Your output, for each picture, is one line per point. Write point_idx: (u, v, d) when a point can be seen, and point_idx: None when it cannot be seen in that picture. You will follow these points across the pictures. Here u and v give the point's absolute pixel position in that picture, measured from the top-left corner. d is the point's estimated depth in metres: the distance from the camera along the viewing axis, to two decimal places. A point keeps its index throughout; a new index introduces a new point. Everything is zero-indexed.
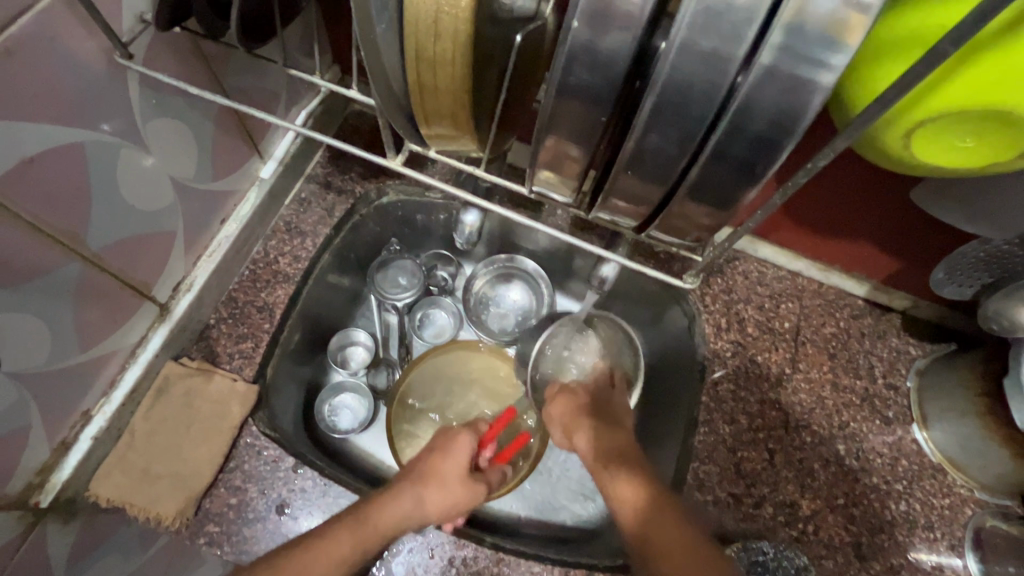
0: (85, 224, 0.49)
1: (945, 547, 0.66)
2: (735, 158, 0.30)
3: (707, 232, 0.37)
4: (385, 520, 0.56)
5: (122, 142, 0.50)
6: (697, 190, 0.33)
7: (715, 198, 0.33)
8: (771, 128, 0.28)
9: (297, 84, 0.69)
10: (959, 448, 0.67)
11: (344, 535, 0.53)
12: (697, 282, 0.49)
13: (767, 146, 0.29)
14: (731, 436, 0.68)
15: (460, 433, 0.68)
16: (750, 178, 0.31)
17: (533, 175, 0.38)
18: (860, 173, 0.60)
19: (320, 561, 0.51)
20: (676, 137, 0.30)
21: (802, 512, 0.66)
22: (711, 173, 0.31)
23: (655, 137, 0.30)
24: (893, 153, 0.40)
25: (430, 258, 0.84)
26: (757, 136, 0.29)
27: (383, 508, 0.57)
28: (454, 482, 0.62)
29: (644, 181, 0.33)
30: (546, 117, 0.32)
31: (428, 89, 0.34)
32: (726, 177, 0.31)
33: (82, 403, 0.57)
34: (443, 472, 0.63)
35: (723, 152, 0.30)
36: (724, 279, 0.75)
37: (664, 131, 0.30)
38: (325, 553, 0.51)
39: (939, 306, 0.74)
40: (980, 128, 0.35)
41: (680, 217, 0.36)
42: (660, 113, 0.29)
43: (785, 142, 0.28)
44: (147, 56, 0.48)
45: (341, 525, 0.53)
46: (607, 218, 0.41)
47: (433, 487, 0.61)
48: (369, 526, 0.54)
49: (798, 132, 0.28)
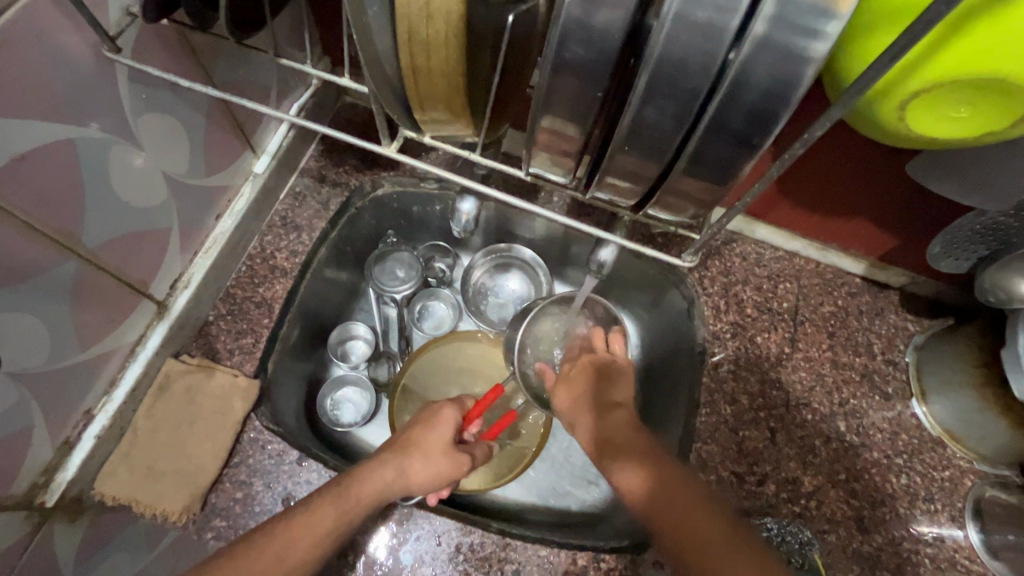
0: (79, 223, 0.49)
1: (946, 518, 0.66)
2: (733, 130, 0.30)
3: (704, 208, 0.37)
4: (367, 491, 0.54)
5: (113, 138, 0.49)
6: (695, 165, 0.32)
7: (715, 172, 0.32)
8: (767, 99, 0.28)
9: (289, 77, 0.69)
10: (957, 419, 0.68)
11: (327, 509, 0.52)
12: (696, 260, 0.48)
13: (764, 118, 0.29)
14: (732, 416, 0.69)
15: (447, 404, 0.63)
16: (748, 151, 0.30)
17: (530, 156, 0.38)
18: (856, 150, 0.60)
19: (300, 542, 0.49)
20: (673, 111, 0.30)
21: (804, 489, 0.66)
22: (709, 146, 0.31)
23: (652, 111, 0.30)
24: (889, 125, 0.39)
25: (427, 249, 0.83)
26: (753, 107, 0.29)
27: (364, 480, 0.55)
28: (439, 454, 0.58)
29: (641, 158, 0.33)
30: (542, 96, 0.31)
31: (421, 71, 0.33)
32: (723, 149, 0.31)
33: (84, 403, 0.57)
34: (427, 444, 0.59)
35: (721, 125, 0.30)
36: (722, 261, 0.76)
37: (661, 105, 0.30)
38: (307, 526, 0.51)
39: (935, 282, 0.74)
40: (978, 93, 0.35)
41: (678, 194, 0.36)
42: (656, 88, 0.29)
43: (781, 112, 0.28)
44: (135, 50, 0.47)
45: (323, 499, 0.52)
46: (605, 197, 0.41)
47: (417, 459, 0.57)
48: (350, 499, 0.53)
49: (792, 102, 0.28)
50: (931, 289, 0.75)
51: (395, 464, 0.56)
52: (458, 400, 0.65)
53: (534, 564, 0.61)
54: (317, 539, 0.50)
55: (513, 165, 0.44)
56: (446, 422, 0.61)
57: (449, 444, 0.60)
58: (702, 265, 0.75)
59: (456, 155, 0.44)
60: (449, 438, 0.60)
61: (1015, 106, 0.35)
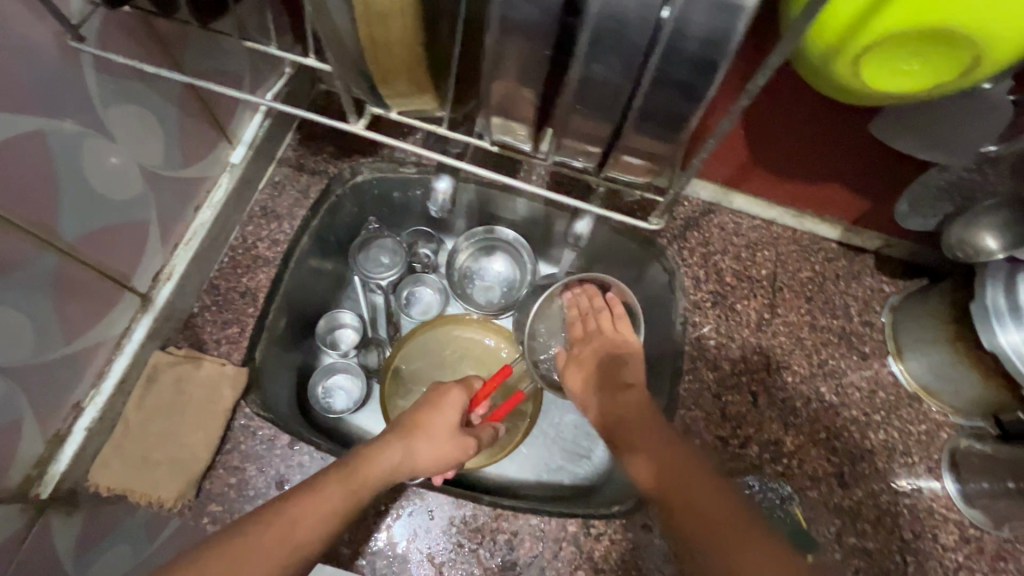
0: (56, 215, 0.49)
1: (923, 470, 0.69)
2: (677, 81, 0.30)
3: (662, 164, 0.38)
4: (374, 472, 0.54)
5: (86, 131, 0.50)
6: (645, 120, 0.33)
7: (666, 125, 0.33)
8: (707, 50, 0.29)
9: (261, 66, 0.68)
10: (933, 375, 0.70)
11: (333, 490, 0.51)
12: (662, 222, 0.47)
13: (706, 68, 0.29)
14: (715, 382, 0.71)
15: (453, 386, 0.64)
16: (694, 102, 0.31)
17: (485, 121, 0.38)
18: (825, 115, 0.61)
19: (305, 522, 0.48)
20: (619, 66, 0.30)
21: (786, 448, 0.68)
22: (657, 98, 0.32)
23: (599, 67, 0.31)
24: (845, 80, 0.40)
25: (411, 235, 0.84)
26: (695, 58, 0.29)
27: (372, 461, 0.55)
28: (446, 435, 0.60)
29: (596, 117, 0.34)
30: (496, 60, 0.32)
31: (381, 44, 0.34)
32: (672, 101, 0.31)
33: (73, 395, 0.58)
34: (434, 425, 0.60)
35: (665, 77, 0.30)
36: (701, 232, 0.77)
37: (607, 61, 0.30)
38: (312, 506, 0.49)
39: (910, 244, 0.76)
40: (924, 45, 0.36)
41: (635, 151, 0.37)
42: (601, 44, 0.30)
43: (721, 62, 0.29)
44: (100, 40, 0.47)
45: (330, 481, 0.52)
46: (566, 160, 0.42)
47: (423, 439, 0.59)
48: (359, 479, 0.53)
49: (730, 52, 0.28)
50: (905, 251, 0.77)
51: (404, 445, 0.57)
52: (464, 382, 0.66)
53: (526, 533, 0.62)
54: (324, 517, 0.49)
55: (480, 137, 0.44)
56: (453, 405, 0.62)
57: (455, 426, 0.61)
58: (681, 237, 0.76)
59: (423, 130, 0.44)
60: (456, 419, 0.62)
61: (962, 54, 0.36)
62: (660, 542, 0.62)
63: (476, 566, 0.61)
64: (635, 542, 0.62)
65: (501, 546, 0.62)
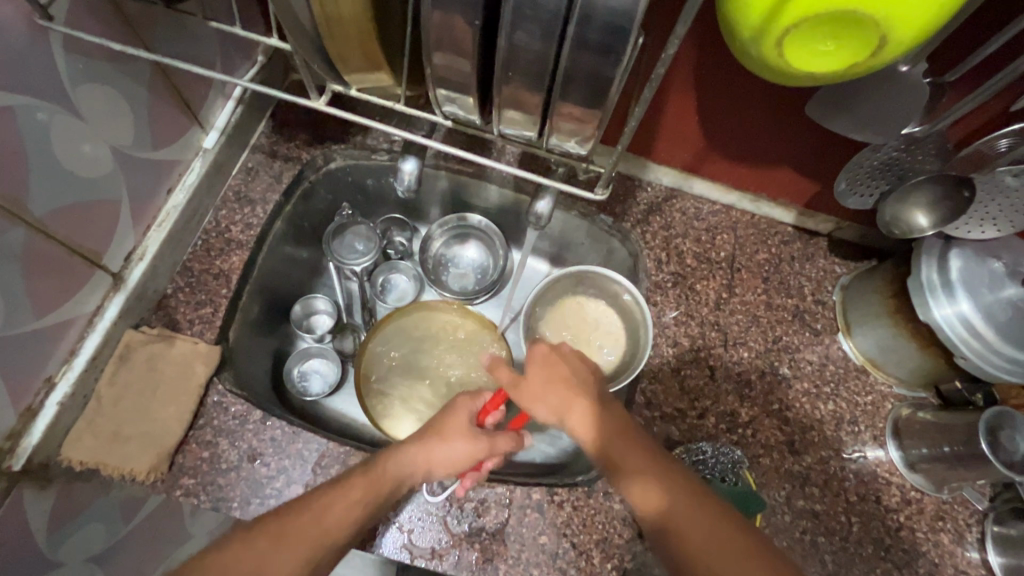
0: (26, 190, 0.51)
1: (869, 438, 0.73)
2: (593, 44, 0.32)
3: (596, 131, 0.40)
4: (394, 469, 0.54)
5: (57, 112, 0.52)
6: (568, 85, 0.36)
7: (588, 90, 0.36)
8: (616, 16, 0.31)
9: (232, 54, 0.70)
10: (879, 349, 0.74)
11: (356, 484, 0.51)
12: (606, 193, 0.52)
13: (618, 34, 0.32)
14: (674, 357, 0.74)
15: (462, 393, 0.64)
16: (610, 63, 0.33)
17: (431, 95, 0.40)
18: (769, 99, 0.64)
19: (328, 513, 0.47)
20: (540, 33, 0.33)
21: (741, 419, 0.72)
22: (580, 63, 0.34)
23: (523, 35, 0.33)
24: (771, 62, 0.44)
25: (384, 223, 0.86)
26: (606, 24, 0.31)
27: (388, 463, 0.54)
28: (460, 433, 0.59)
29: (528, 84, 0.37)
30: (432, 31, 0.34)
31: (333, 19, 0.36)
32: (593, 66, 0.34)
33: (45, 369, 0.60)
34: (446, 426, 0.59)
35: (582, 43, 0.33)
36: (663, 217, 0.80)
37: (530, 29, 0.33)
38: (338, 499, 0.49)
39: (859, 226, 0.79)
40: (836, 26, 0.39)
41: (567, 117, 0.39)
42: (522, 12, 0.32)
43: (631, 29, 0.31)
44: (68, 20, 0.50)
45: (354, 476, 0.52)
46: (510, 132, 0.44)
47: (439, 441, 0.58)
48: (377, 477, 0.53)
49: (638, 18, 0.31)
50: (855, 234, 0.81)
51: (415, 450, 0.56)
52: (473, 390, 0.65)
53: (492, 500, 0.65)
54: (350, 509, 0.49)
55: (436, 114, 0.47)
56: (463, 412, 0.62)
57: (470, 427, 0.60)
58: (644, 221, 0.79)
59: (384, 107, 0.46)
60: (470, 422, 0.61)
61: (869, 36, 0.39)
62: (619, 508, 0.65)
63: (443, 533, 0.64)
64: (596, 509, 0.65)
65: (467, 513, 0.64)
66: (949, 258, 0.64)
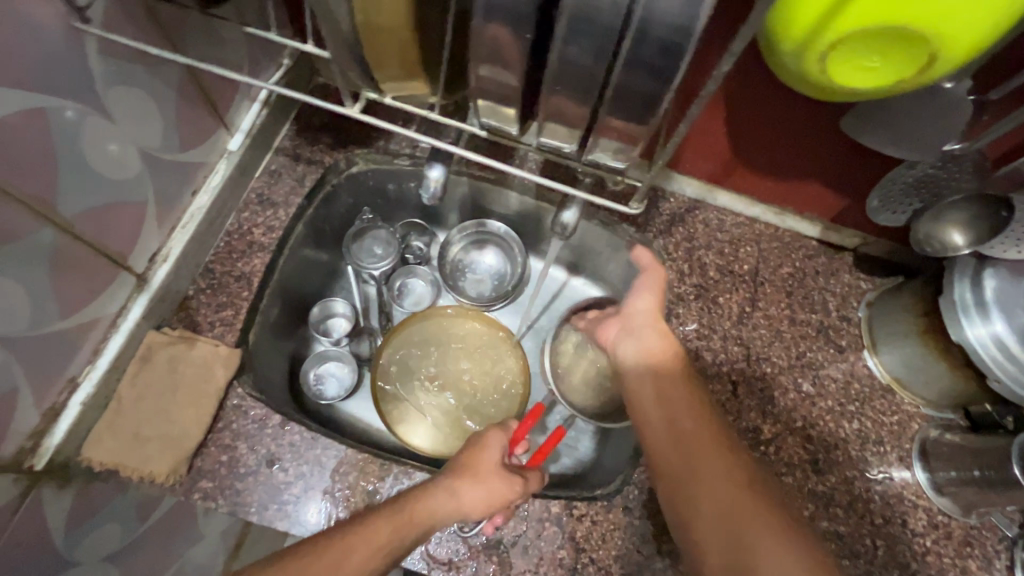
0: (55, 190, 0.51)
1: (895, 459, 0.71)
2: (645, 61, 0.32)
3: (638, 145, 0.40)
4: (424, 510, 0.54)
5: (88, 113, 0.52)
6: (615, 100, 0.35)
7: (635, 106, 0.35)
8: (671, 33, 0.30)
9: (260, 56, 0.70)
10: (906, 367, 0.72)
11: (386, 523, 0.50)
12: (641, 206, 0.52)
13: (672, 52, 0.31)
14: (697, 371, 0.73)
15: (490, 429, 0.66)
16: (661, 80, 0.33)
17: (471, 105, 0.40)
18: (802, 110, 0.63)
19: (355, 553, 0.46)
20: (591, 47, 0.32)
21: (764, 436, 0.71)
22: (629, 78, 0.33)
23: (573, 49, 0.33)
24: (813, 77, 0.43)
25: (404, 227, 0.85)
26: (660, 40, 0.31)
27: (422, 504, 0.54)
28: (492, 473, 0.60)
29: (572, 98, 0.36)
30: (479, 41, 0.34)
31: (375, 28, 0.36)
32: (643, 83, 0.33)
33: (68, 369, 0.60)
34: (478, 466, 0.61)
35: (634, 59, 0.32)
36: (686, 227, 0.79)
37: (581, 43, 0.32)
38: (365, 537, 0.48)
39: (886, 242, 0.78)
40: (885, 43, 0.39)
41: (610, 132, 0.39)
42: (575, 26, 0.32)
43: (686, 47, 0.31)
44: (104, 22, 0.50)
45: (383, 514, 0.51)
46: (546, 144, 0.44)
47: (470, 480, 0.58)
48: (407, 519, 0.52)
49: (695, 37, 0.30)
50: (882, 249, 0.79)
51: (449, 493, 0.56)
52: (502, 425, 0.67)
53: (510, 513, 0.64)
54: (377, 548, 0.48)
55: (469, 122, 0.47)
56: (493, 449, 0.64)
57: (499, 466, 0.62)
58: (667, 232, 0.78)
59: (417, 115, 0.45)
60: (499, 460, 0.63)
61: (919, 54, 0.38)
62: (639, 523, 0.64)
63: (461, 545, 0.63)
64: (616, 525, 0.64)
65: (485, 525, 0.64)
66: (984, 277, 0.63)
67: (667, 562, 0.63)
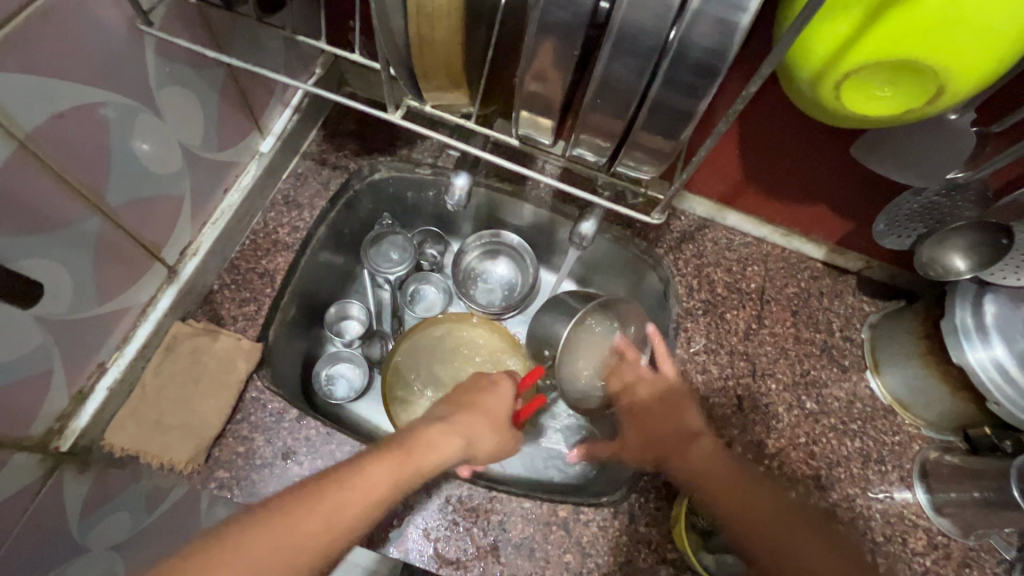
0: (105, 182, 0.54)
1: (896, 478, 0.73)
2: (681, 80, 0.35)
3: (666, 159, 0.42)
4: (430, 459, 0.52)
5: (141, 109, 0.55)
6: (652, 115, 0.38)
7: (669, 120, 0.38)
8: (708, 56, 0.33)
9: (294, 64, 0.73)
10: (908, 390, 0.74)
11: (387, 468, 0.48)
12: (663, 217, 0.54)
13: (708, 73, 0.34)
14: (703, 384, 0.75)
15: (504, 376, 0.67)
16: (695, 99, 0.35)
17: (514, 117, 0.43)
18: (812, 134, 0.66)
19: (348, 508, 0.44)
20: (634, 65, 0.35)
21: (768, 450, 0.72)
22: (666, 96, 0.36)
23: (617, 67, 0.35)
24: (827, 105, 0.46)
25: (420, 235, 0.88)
26: (697, 62, 0.34)
27: (434, 446, 0.53)
28: (500, 423, 0.63)
29: (608, 112, 0.39)
30: (528, 54, 0.36)
31: (427, 42, 0.39)
32: (677, 100, 0.36)
33: (98, 354, 0.62)
34: (491, 412, 0.63)
35: (671, 80, 0.35)
36: (696, 245, 0.82)
37: (625, 61, 0.35)
38: (363, 487, 0.46)
39: (889, 266, 0.80)
40: (896, 75, 0.42)
41: (641, 145, 0.41)
42: (620, 46, 0.34)
43: (721, 70, 0.33)
44: (164, 25, 0.53)
45: (381, 456, 0.48)
46: (578, 154, 0.47)
47: (484, 430, 0.60)
48: (413, 463, 0.50)
49: (728, 63, 0.33)
50: (884, 273, 0.82)
51: (464, 437, 0.57)
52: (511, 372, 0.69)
53: (519, 515, 0.65)
54: (374, 501, 0.46)
55: (501, 131, 0.49)
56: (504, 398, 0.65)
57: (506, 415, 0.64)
58: (677, 249, 0.81)
59: (454, 124, 0.48)
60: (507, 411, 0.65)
61: (929, 86, 0.41)
62: (644, 530, 0.66)
63: (469, 544, 0.64)
64: (622, 530, 0.65)
65: (493, 526, 0.65)
66: (984, 302, 0.65)
67: (672, 571, 0.64)
